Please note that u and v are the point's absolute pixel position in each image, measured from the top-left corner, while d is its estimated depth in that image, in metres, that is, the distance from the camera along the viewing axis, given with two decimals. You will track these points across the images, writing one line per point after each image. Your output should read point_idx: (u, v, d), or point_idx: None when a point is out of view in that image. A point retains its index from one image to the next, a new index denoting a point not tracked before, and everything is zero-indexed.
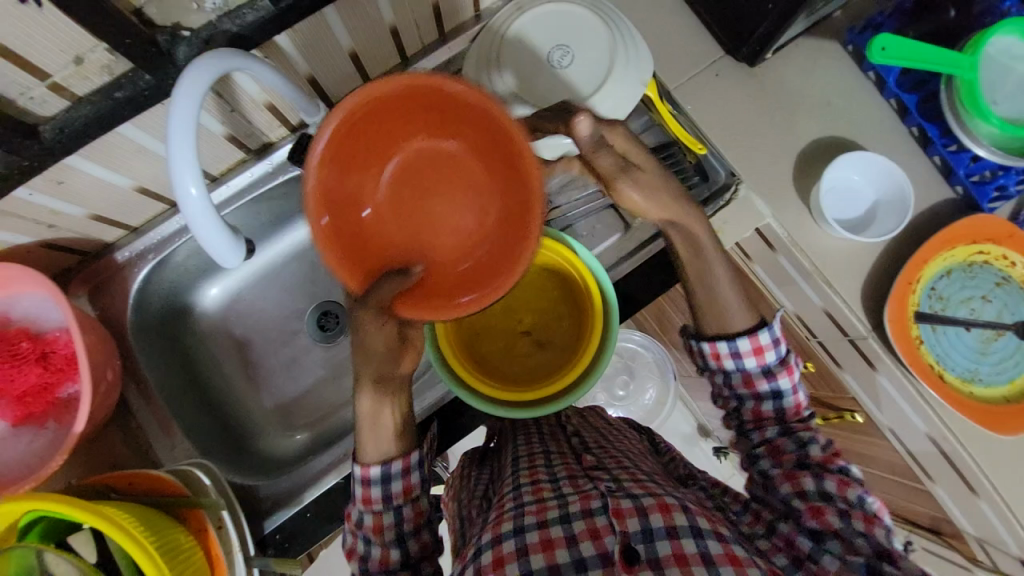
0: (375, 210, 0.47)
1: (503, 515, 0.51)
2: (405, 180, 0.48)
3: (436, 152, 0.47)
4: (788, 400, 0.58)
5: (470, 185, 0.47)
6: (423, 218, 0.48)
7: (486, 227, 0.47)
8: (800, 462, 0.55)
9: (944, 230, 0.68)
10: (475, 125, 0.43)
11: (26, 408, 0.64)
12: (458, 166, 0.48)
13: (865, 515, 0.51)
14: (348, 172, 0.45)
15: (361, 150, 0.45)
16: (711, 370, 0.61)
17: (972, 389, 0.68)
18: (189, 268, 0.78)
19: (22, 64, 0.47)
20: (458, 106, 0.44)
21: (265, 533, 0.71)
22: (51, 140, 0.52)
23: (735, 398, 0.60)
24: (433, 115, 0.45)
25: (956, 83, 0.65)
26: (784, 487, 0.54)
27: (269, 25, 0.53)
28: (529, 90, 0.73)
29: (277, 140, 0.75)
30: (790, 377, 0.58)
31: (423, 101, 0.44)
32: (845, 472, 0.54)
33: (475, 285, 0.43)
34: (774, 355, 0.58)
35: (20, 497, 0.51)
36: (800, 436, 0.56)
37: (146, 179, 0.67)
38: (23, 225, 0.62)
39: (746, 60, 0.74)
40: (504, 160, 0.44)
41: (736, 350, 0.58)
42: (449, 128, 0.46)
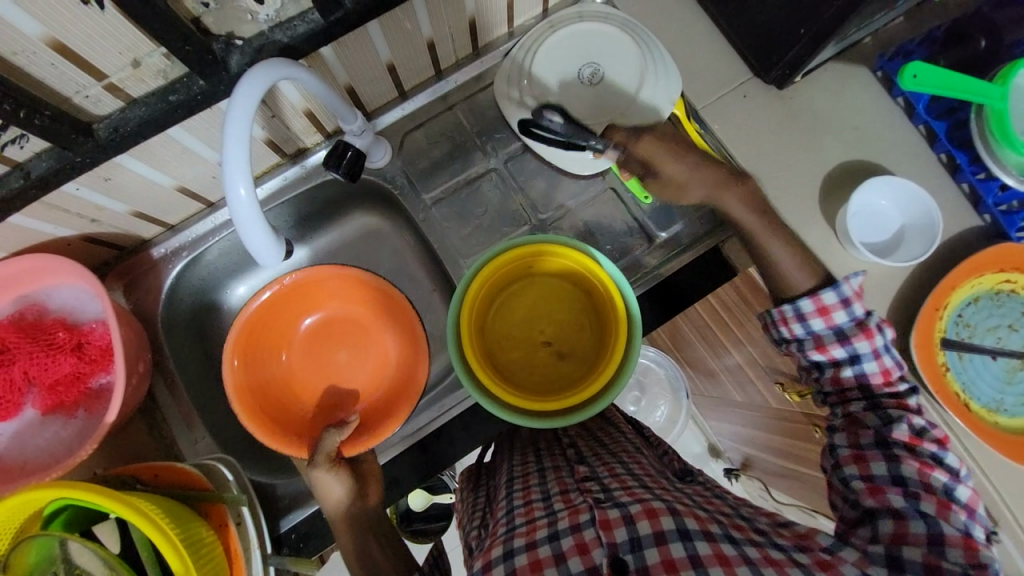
0: (287, 354, 0.74)
1: (494, 541, 0.50)
2: (313, 341, 0.76)
3: (337, 311, 0.76)
4: (870, 365, 0.58)
5: (370, 338, 0.76)
6: (336, 361, 0.76)
7: (385, 358, 0.76)
8: (878, 439, 0.55)
9: (969, 257, 0.68)
10: (377, 300, 0.73)
11: (56, 398, 0.65)
12: (344, 328, 0.77)
13: (945, 500, 0.50)
14: (262, 354, 0.71)
15: (264, 338, 0.71)
16: (791, 338, 0.63)
17: (997, 419, 0.67)
18: (219, 267, 0.79)
19: (84, 65, 0.50)
20: (352, 283, 0.71)
21: (281, 531, 0.72)
22: (104, 139, 0.54)
23: (819, 364, 0.61)
24: (341, 296, 0.75)
25: (986, 112, 0.66)
26: (851, 468, 0.54)
27: (317, 37, 0.55)
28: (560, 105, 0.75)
29: (311, 145, 0.78)
30: (869, 340, 0.58)
31: (342, 284, 0.73)
32: (931, 454, 0.53)
33: (395, 403, 0.70)
34: (846, 317, 0.59)
35: (47, 485, 0.52)
36: (886, 412, 0.56)
37: (187, 179, 0.69)
38: (68, 219, 0.64)
39: (775, 83, 0.75)
40: (372, 321, 0.76)
41: (822, 303, 0.60)
42: (348, 300, 0.75)
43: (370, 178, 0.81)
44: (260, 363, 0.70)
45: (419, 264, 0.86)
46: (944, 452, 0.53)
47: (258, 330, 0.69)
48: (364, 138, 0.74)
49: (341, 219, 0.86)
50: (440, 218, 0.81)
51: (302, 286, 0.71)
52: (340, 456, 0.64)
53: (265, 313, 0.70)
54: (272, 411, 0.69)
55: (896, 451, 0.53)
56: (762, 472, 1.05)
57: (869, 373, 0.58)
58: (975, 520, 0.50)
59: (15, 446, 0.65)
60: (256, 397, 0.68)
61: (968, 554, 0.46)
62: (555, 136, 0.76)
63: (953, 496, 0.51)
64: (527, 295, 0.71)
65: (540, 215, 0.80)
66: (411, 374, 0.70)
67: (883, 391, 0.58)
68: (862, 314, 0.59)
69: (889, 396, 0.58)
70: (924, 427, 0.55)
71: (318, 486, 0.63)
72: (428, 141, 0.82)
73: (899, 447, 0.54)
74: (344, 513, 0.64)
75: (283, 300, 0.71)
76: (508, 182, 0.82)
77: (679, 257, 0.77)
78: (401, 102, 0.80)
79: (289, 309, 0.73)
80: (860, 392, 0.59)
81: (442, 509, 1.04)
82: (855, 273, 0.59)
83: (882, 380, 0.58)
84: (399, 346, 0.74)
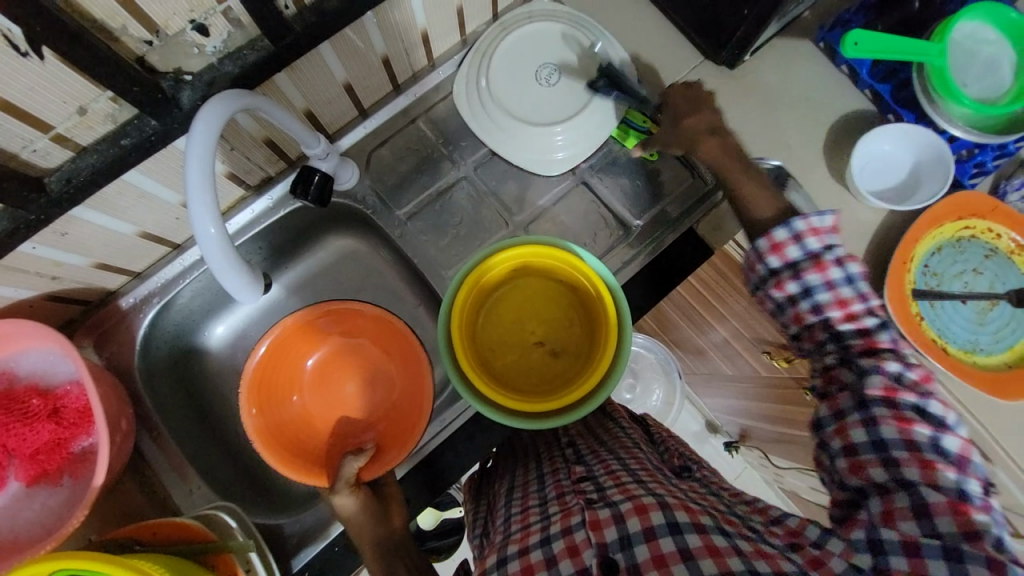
0: (300, 394, 0.72)
1: (491, 550, 0.51)
2: (321, 377, 0.74)
3: (344, 345, 0.75)
4: (824, 297, 0.57)
5: (379, 365, 0.74)
6: (344, 395, 0.74)
7: (391, 389, 0.74)
8: (858, 401, 0.54)
9: (927, 211, 0.70)
10: (382, 329, 0.72)
11: (39, 467, 0.62)
12: (350, 359, 0.75)
13: (931, 459, 0.50)
14: (275, 399, 0.69)
15: (275, 381, 0.69)
16: (763, 291, 0.61)
17: (975, 358, 0.69)
18: (193, 308, 0.77)
19: (27, 118, 0.47)
20: (359, 313, 0.71)
21: (293, 571, 0.69)
22: (58, 192, 0.52)
23: (777, 308, 0.60)
24: (344, 327, 0.73)
25: (926, 70, 0.69)
26: (834, 442, 0.54)
27: (269, 64, 0.54)
28: (522, 110, 0.77)
29: (276, 174, 0.76)
30: (821, 273, 0.57)
31: (347, 316, 0.72)
32: (912, 406, 0.52)
33: (411, 426, 0.68)
34: (799, 251, 0.58)
35: (45, 558, 0.49)
36: (860, 365, 0.55)
37: (150, 224, 0.67)
38: (26, 280, 0.61)
39: (726, 63, 0.77)
40: (377, 350, 0.74)
41: (758, 251, 0.60)
42: (354, 332, 0.74)
43: (341, 201, 0.80)
44: (274, 405, 0.68)
45: (400, 280, 0.85)
46: (926, 403, 0.52)
47: (267, 377, 0.68)
48: (329, 162, 0.72)
49: (316, 244, 0.84)
50: (417, 232, 0.81)
51: (308, 320, 0.69)
52: (359, 482, 0.63)
53: (272, 359, 0.68)
54: (294, 450, 0.67)
55: (875, 413, 0.52)
56: (760, 441, 1.08)
57: (823, 304, 0.57)
58: (967, 473, 0.49)
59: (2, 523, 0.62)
60: (276, 440, 0.66)
61: (958, 522, 0.46)
62: (525, 142, 0.77)
63: (942, 451, 0.50)
64: (513, 297, 0.71)
65: (517, 217, 0.80)
66: (420, 397, 0.69)
67: (848, 328, 0.56)
68: (817, 247, 0.58)
69: (858, 337, 0.56)
70: (901, 375, 0.53)
71: (343, 518, 0.62)
72: (394, 157, 0.81)
73: (878, 406, 0.52)
74: (376, 543, 0.62)
75: (288, 338, 0.69)
76: (480, 189, 0.81)
77: (655, 242, 0.78)
78: (362, 120, 0.79)
79: (298, 348, 0.72)
80: (834, 344, 0.57)
81: (452, 523, 1.03)
82: (826, 212, 0.59)
83: (845, 321, 0.57)
84: (402, 373, 0.73)
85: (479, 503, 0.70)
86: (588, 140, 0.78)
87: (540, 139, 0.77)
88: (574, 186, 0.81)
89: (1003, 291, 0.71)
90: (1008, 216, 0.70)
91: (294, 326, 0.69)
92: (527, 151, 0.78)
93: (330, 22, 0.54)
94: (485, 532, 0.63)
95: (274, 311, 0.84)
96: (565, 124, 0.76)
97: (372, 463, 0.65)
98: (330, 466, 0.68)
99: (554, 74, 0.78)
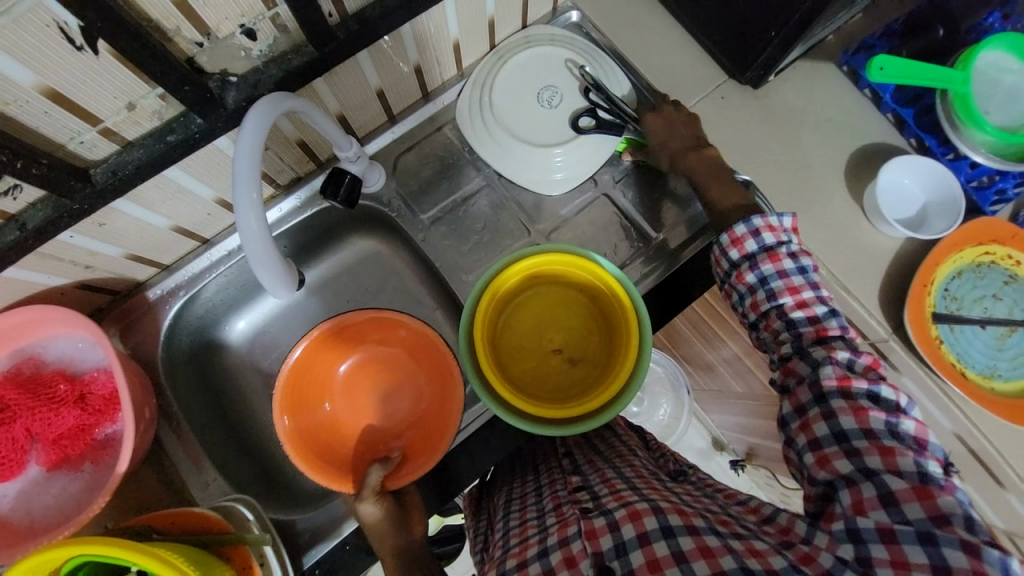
0: (330, 401, 0.73)
1: (491, 564, 0.52)
2: (352, 384, 0.75)
3: (377, 353, 0.76)
4: (778, 284, 0.60)
5: (409, 375, 0.75)
6: (372, 402, 0.75)
7: (418, 398, 0.75)
8: (816, 395, 0.54)
9: (951, 233, 0.71)
10: (415, 341, 0.73)
11: (61, 452, 0.63)
12: (380, 367, 0.76)
13: (889, 445, 0.49)
14: (306, 403, 0.70)
15: (307, 387, 0.70)
16: (730, 284, 0.65)
17: (993, 384, 0.69)
18: (216, 303, 0.79)
19: (78, 111, 0.49)
20: (396, 322, 0.72)
21: (304, 568, 0.69)
22: (101, 183, 0.53)
23: (738, 297, 0.64)
24: (379, 336, 0.75)
25: (949, 96, 0.70)
26: (799, 439, 0.54)
27: (311, 69, 0.56)
28: (523, 131, 0.77)
29: (305, 174, 0.78)
30: (775, 264, 0.61)
31: (383, 326, 0.73)
32: (865, 393, 0.52)
33: (438, 433, 0.68)
34: (756, 244, 0.63)
35: (66, 543, 0.49)
36: (814, 357, 0.56)
37: (183, 218, 0.68)
38: (61, 268, 0.62)
39: (750, 82, 0.78)
40: (407, 359, 0.75)
41: (721, 245, 0.65)
42: (388, 341, 0.75)
43: (367, 203, 0.81)
44: (305, 410, 0.69)
45: (419, 283, 0.86)
46: (877, 387, 0.52)
47: (300, 382, 0.69)
48: (359, 164, 0.74)
49: (338, 245, 0.86)
50: (439, 237, 0.82)
51: (345, 326, 0.71)
52: (384, 490, 0.64)
53: (305, 364, 0.69)
54: (321, 455, 0.68)
55: (832, 405, 0.52)
56: (767, 461, 1.08)
57: (778, 290, 0.60)
58: (926, 456, 0.48)
59: (20, 507, 0.62)
60: (307, 445, 0.67)
61: (925, 506, 0.45)
62: (522, 160, 0.77)
63: (899, 435, 0.50)
64: (535, 303, 0.72)
65: (539, 226, 0.81)
66: (447, 409, 0.69)
67: (802, 318, 0.59)
68: (773, 242, 0.63)
69: (809, 325, 0.59)
70: (852, 362, 0.54)
71: (365, 526, 0.62)
72: (420, 162, 0.83)
73: (834, 396, 0.53)
74: (392, 546, 0.62)
75: (324, 343, 0.70)
76: (502, 197, 0.83)
77: (671, 261, 0.78)
78: (391, 126, 0.81)
79: (332, 353, 0.73)
80: (789, 333, 0.59)
81: (455, 528, 1.03)
82: (785, 214, 0.64)
83: (797, 308, 0.60)
84: (431, 384, 0.73)
85: (484, 518, 0.74)
86: (581, 165, 0.78)
87: (535, 159, 0.77)
88: (596, 197, 0.82)
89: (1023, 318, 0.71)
90: None
91: (331, 331, 0.70)
92: (521, 169, 0.78)
93: (371, 30, 0.56)
94: (486, 547, 0.65)
95: (294, 311, 0.85)
96: (565, 146, 0.76)
97: (395, 472, 0.66)
98: (359, 471, 0.69)
99: (554, 96, 0.78)
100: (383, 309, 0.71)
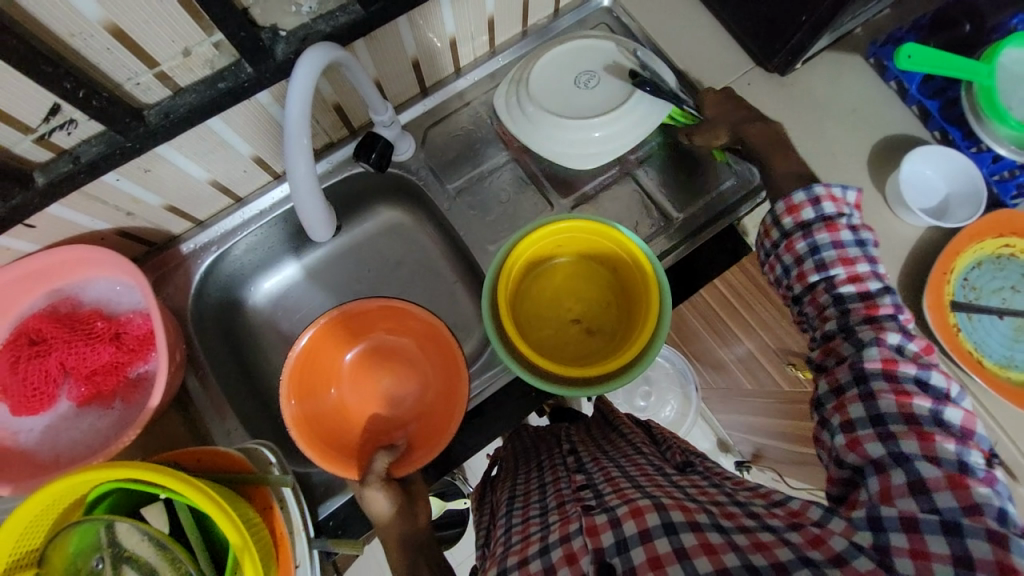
0: (337, 387, 0.75)
1: (492, 561, 0.50)
2: (360, 371, 0.77)
3: (385, 343, 0.77)
4: (829, 255, 0.57)
5: (417, 365, 0.76)
6: (380, 390, 0.77)
7: (425, 388, 0.75)
8: (856, 375, 0.51)
9: (971, 225, 0.72)
10: (420, 330, 0.73)
11: (94, 387, 0.65)
12: (389, 356, 0.78)
13: (929, 432, 0.47)
14: (314, 387, 0.71)
15: (315, 371, 0.71)
16: (777, 257, 0.62)
17: (1010, 374, 0.69)
18: (244, 262, 0.81)
19: (137, 51, 0.51)
20: (402, 313, 0.73)
21: (319, 518, 0.70)
22: (154, 123, 0.55)
23: (784, 270, 0.61)
24: (389, 325, 0.76)
25: (974, 89, 0.71)
26: (833, 419, 0.51)
27: (357, 27, 0.58)
28: (560, 105, 0.76)
29: (338, 140, 0.80)
30: (831, 234, 0.58)
31: (391, 315, 0.74)
32: (912, 377, 0.49)
33: (441, 428, 0.69)
34: (813, 213, 0.60)
35: (94, 467, 0.50)
36: (860, 337, 0.53)
37: (221, 173, 0.71)
38: (104, 211, 0.65)
39: (777, 70, 0.80)
40: (415, 349, 0.76)
41: (774, 215, 0.62)
42: (398, 331, 0.76)
43: (396, 171, 0.83)
44: (313, 396, 0.71)
45: (441, 255, 0.88)
46: (926, 373, 0.49)
47: (307, 367, 0.70)
48: (392, 130, 0.76)
49: (365, 213, 0.88)
50: (462, 208, 0.84)
51: (352, 315, 0.72)
52: (390, 477, 0.64)
53: (313, 351, 0.70)
54: (329, 440, 0.69)
55: (873, 386, 0.50)
56: (773, 461, 1.07)
57: (829, 261, 0.57)
58: (970, 445, 0.46)
59: (48, 440, 0.64)
60: (313, 428, 0.68)
61: (957, 496, 0.43)
62: (559, 133, 0.76)
63: (943, 423, 0.47)
64: (553, 276, 0.73)
65: (562, 201, 0.83)
66: (449, 400, 0.70)
67: (854, 296, 0.56)
68: (832, 212, 0.59)
69: (859, 301, 0.55)
70: (901, 346, 0.51)
71: (372, 513, 0.62)
72: (449, 135, 0.84)
73: (877, 378, 0.50)
74: (397, 536, 0.61)
75: (332, 330, 0.71)
76: (526, 172, 0.84)
77: (691, 241, 0.80)
78: (423, 98, 0.84)
79: (343, 337, 0.74)
80: (835, 308, 0.56)
81: (458, 512, 1.04)
82: (848, 188, 0.60)
83: (849, 282, 0.56)
84: (436, 374, 0.74)
85: (484, 508, 0.70)
86: (617, 141, 0.77)
87: (575, 133, 0.76)
88: (619, 176, 0.83)
89: None
90: None
91: (339, 319, 0.71)
92: (554, 144, 0.77)
93: None
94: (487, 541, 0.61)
95: (316, 277, 0.87)
96: (604, 117, 0.75)
97: (401, 460, 0.67)
98: (364, 457, 0.70)
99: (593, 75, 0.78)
100: (390, 298, 0.72)
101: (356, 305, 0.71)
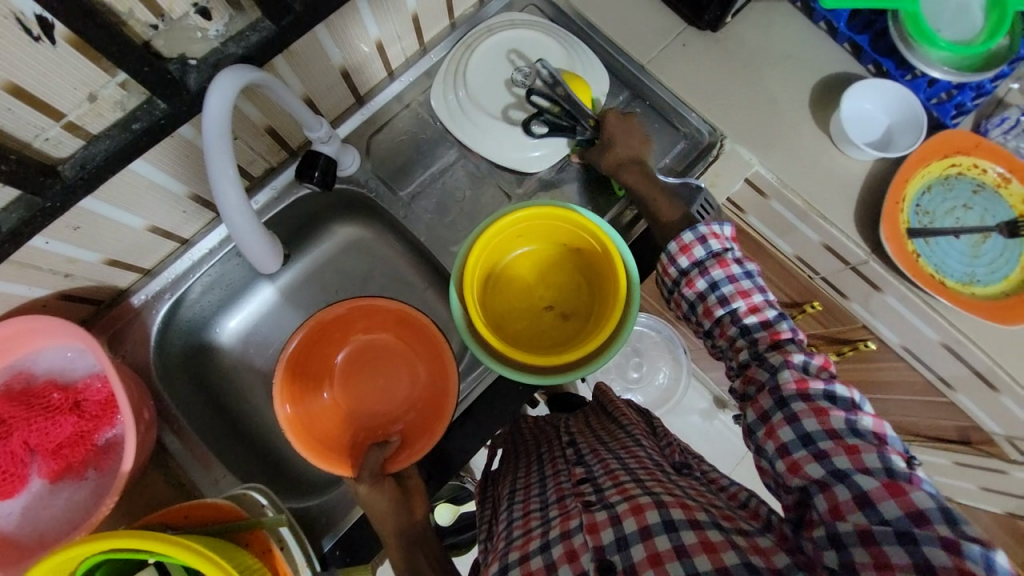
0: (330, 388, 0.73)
1: (493, 557, 0.50)
2: (350, 371, 0.75)
3: (372, 340, 0.76)
4: (728, 290, 0.60)
5: (405, 359, 0.75)
6: (370, 387, 0.74)
7: (414, 382, 0.74)
8: (776, 399, 0.52)
9: (915, 150, 0.73)
10: (406, 326, 0.72)
11: (63, 461, 0.62)
12: (377, 353, 0.75)
13: (853, 443, 0.47)
14: (307, 388, 0.70)
15: (309, 373, 0.70)
16: (680, 294, 0.64)
17: (973, 290, 0.71)
18: (205, 304, 0.78)
19: (38, 104, 0.48)
20: (387, 309, 0.71)
21: (324, 550, 0.69)
22: (70, 177, 0.52)
23: (690, 307, 0.63)
24: (374, 322, 0.74)
25: (901, 17, 0.72)
26: (768, 446, 0.52)
27: (271, 44, 0.55)
28: (496, 108, 0.76)
29: (278, 163, 0.77)
30: (724, 269, 0.61)
31: (377, 313, 0.72)
32: (823, 394, 0.51)
33: (434, 419, 0.67)
34: (704, 251, 0.63)
35: (68, 546, 0.48)
36: (771, 362, 0.55)
37: (158, 217, 0.67)
38: (40, 277, 0.61)
39: (708, 27, 0.80)
40: (402, 344, 0.75)
41: (670, 255, 0.64)
42: (384, 327, 0.74)
43: (345, 187, 0.81)
44: (306, 398, 0.69)
45: (407, 264, 0.86)
46: (833, 386, 0.51)
47: (299, 369, 0.68)
48: (332, 145, 0.73)
49: (322, 234, 0.86)
50: (420, 212, 0.82)
51: (338, 314, 0.71)
52: (384, 473, 0.64)
53: (302, 354, 0.68)
54: (325, 438, 0.68)
55: (794, 407, 0.51)
56: None
57: (729, 295, 0.60)
58: (890, 451, 0.47)
59: (27, 522, 0.62)
60: (309, 430, 0.66)
61: (900, 504, 0.43)
62: (496, 135, 0.76)
63: (859, 431, 0.48)
64: (522, 262, 0.72)
65: (518, 189, 0.81)
66: (440, 390, 0.68)
67: (756, 325, 0.59)
68: (719, 248, 0.63)
69: (762, 330, 0.58)
70: (806, 363, 0.53)
71: (365, 505, 0.62)
72: (393, 141, 0.82)
73: (794, 399, 0.51)
74: (398, 531, 0.62)
75: (319, 331, 0.70)
76: (478, 167, 0.82)
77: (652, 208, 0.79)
78: (359, 107, 0.81)
79: (330, 339, 0.73)
80: (744, 339, 0.59)
81: (469, 516, 1.04)
82: (726, 223, 0.64)
83: (750, 313, 0.59)
84: (425, 368, 0.72)
85: (484, 505, 0.69)
86: (555, 144, 0.77)
87: (511, 137, 0.76)
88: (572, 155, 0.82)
89: (995, 223, 0.73)
90: (992, 150, 0.74)
91: (325, 320, 0.70)
92: (493, 146, 0.77)
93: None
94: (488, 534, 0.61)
95: (283, 306, 0.84)
96: (541, 122, 0.75)
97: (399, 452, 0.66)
98: (357, 455, 0.68)
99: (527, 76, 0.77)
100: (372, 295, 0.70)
101: (335, 307, 0.69)
